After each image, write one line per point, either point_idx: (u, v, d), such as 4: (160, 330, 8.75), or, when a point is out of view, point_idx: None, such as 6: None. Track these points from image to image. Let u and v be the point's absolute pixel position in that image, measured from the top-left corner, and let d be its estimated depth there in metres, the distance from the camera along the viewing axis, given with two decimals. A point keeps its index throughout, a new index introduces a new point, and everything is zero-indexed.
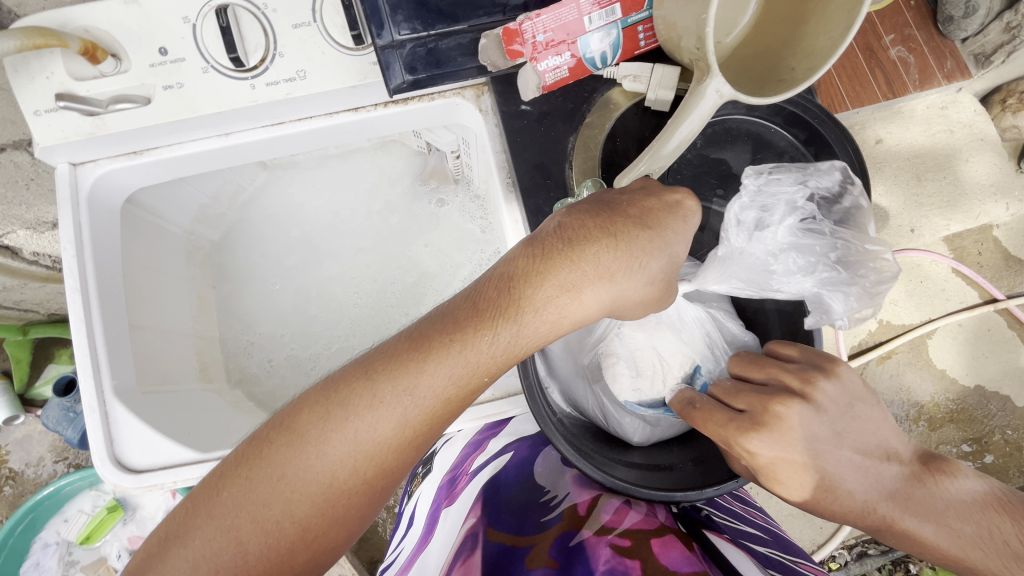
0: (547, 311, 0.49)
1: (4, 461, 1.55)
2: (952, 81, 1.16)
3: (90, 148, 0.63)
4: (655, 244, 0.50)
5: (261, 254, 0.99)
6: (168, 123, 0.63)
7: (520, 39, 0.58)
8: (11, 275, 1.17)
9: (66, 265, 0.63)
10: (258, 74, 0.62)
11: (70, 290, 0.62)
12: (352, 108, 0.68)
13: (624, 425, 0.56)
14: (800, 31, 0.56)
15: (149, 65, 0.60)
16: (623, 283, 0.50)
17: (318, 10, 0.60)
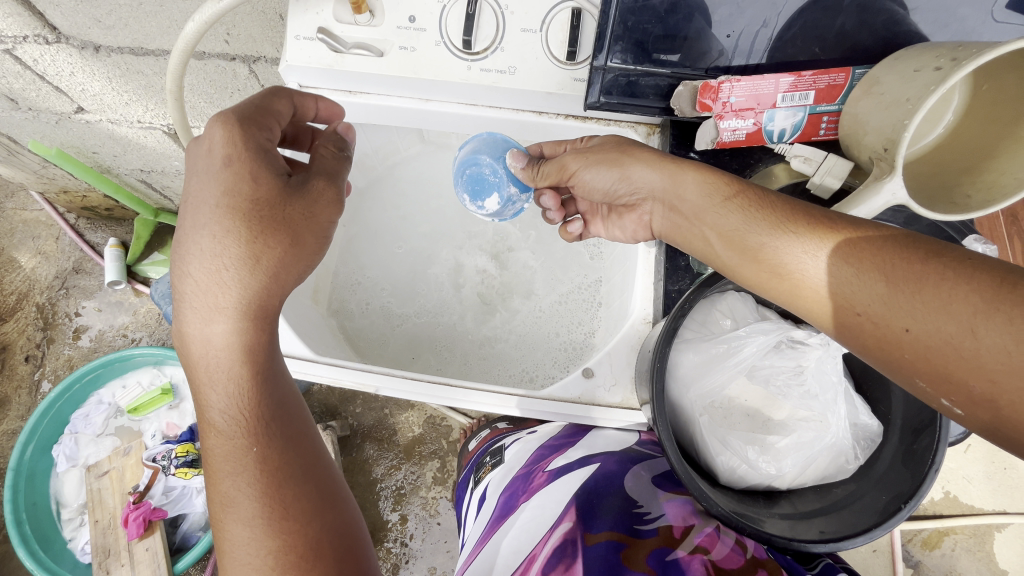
0: (215, 326, 0.50)
1: (81, 315, 1.64)
2: None
3: (321, 77, 0.75)
4: (246, 209, 0.49)
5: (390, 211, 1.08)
6: (391, 76, 0.73)
7: (714, 95, 0.64)
8: (176, 162, 1.33)
9: None
10: (477, 59, 0.71)
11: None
12: (537, 111, 0.76)
13: (718, 461, 0.50)
14: (984, 164, 0.58)
15: (396, 27, 0.71)
16: (255, 239, 0.50)
17: (547, 23, 0.69)
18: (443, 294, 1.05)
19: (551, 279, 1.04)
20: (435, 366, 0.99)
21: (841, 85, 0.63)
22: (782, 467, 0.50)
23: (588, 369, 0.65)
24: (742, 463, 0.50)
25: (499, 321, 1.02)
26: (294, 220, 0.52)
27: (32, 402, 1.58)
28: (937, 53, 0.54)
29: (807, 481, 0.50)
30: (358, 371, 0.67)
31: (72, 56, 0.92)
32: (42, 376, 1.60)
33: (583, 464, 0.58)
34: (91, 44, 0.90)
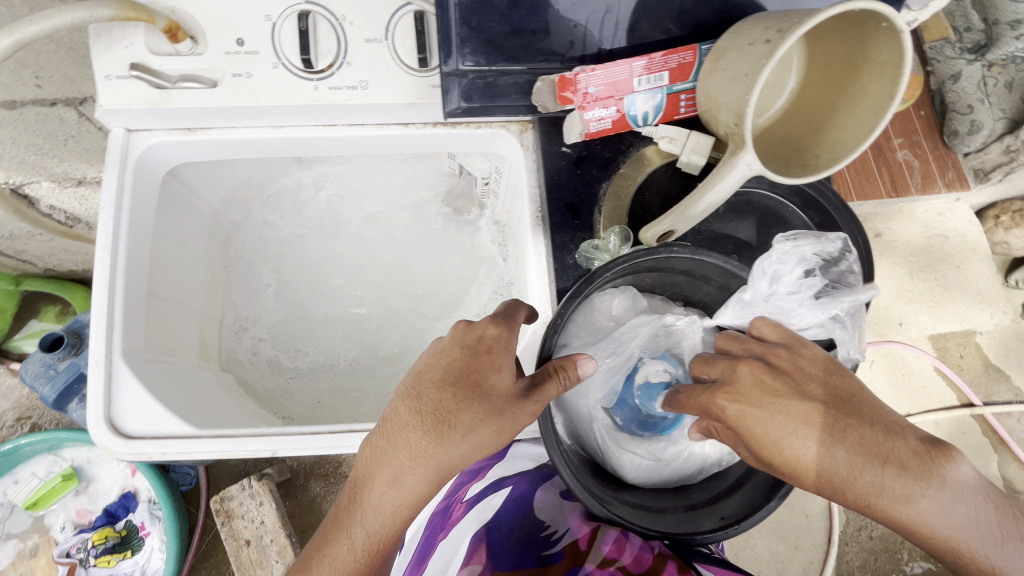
0: (368, 522, 0.47)
1: None
2: (952, 191, 1.21)
3: (148, 117, 0.66)
4: (462, 398, 0.49)
5: (276, 243, 1.00)
6: (230, 108, 0.65)
7: (573, 88, 0.62)
8: (22, 225, 1.17)
9: (102, 223, 0.65)
10: (324, 77, 0.65)
11: (101, 248, 0.64)
12: (403, 123, 0.71)
13: (622, 463, 0.50)
14: (827, 123, 0.61)
15: (224, 53, 0.64)
16: (484, 421, 0.48)
17: (391, 31, 0.65)
18: (349, 323, 1.00)
19: (460, 290, 1.01)
20: (352, 400, 0.94)
21: (691, 63, 0.63)
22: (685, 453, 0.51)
23: None
24: (650, 459, 0.50)
25: (412, 343, 0.99)
26: (504, 412, 0.49)
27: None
28: (764, 26, 0.55)
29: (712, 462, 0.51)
30: (252, 438, 0.63)
31: None
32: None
33: (495, 491, 0.58)
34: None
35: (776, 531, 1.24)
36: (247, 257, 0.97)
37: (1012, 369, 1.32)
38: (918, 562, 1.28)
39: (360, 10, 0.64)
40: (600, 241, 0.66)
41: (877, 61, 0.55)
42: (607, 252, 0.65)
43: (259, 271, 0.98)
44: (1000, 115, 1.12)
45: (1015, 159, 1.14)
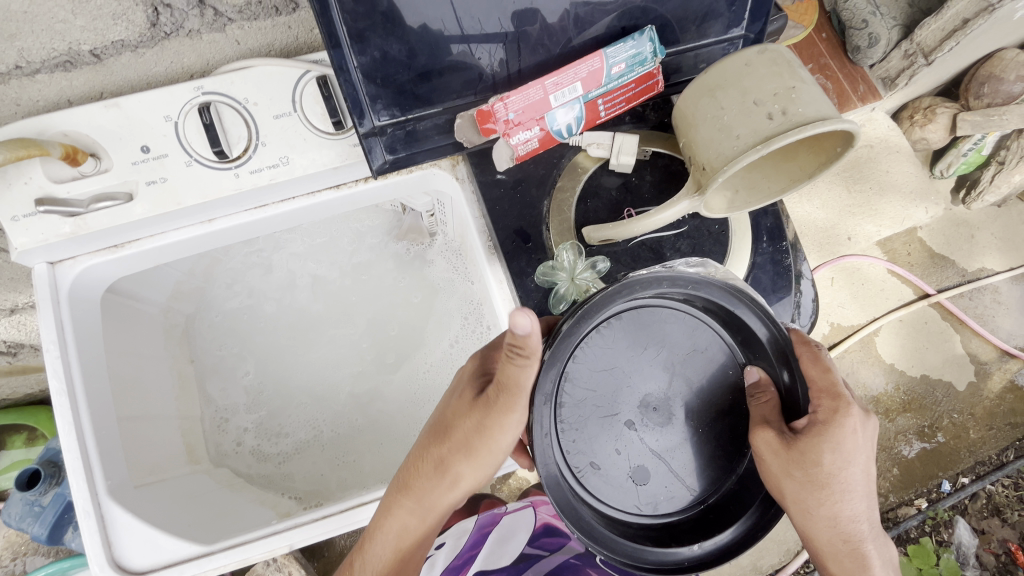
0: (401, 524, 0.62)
1: None
2: (867, 103, 1.21)
3: (69, 246, 0.63)
4: (461, 440, 0.59)
5: (235, 323, 0.97)
6: (152, 216, 0.63)
7: (493, 118, 0.62)
8: None
9: (49, 366, 0.62)
10: (241, 163, 0.63)
11: (57, 394, 0.61)
12: (334, 186, 0.70)
13: (620, 500, 0.56)
14: (761, 173, 0.66)
15: (131, 163, 0.61)
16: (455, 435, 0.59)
17: (298, 100, 0.63)
18: (328, 385, 0.99)
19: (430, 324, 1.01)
20: (351, 465, 0.93)
21: (600, 69, 0.63)
22: (666, 466, 0.56)
23: None
24: (627, 481, 0.56)
25: (394, 388, 0.99)
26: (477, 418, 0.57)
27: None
28: (773, 90, 0.55)
29: (695, 469, 0.57)
30: (269, 538, 0.64)
31: None
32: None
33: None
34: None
35: None
36: (209, 347, 0.94)
37: (954, 254, 1.40)
38: (911, 451, 1.34)
39: (261, 88, 0.63)
40: (555, 260, 0.68)
41: (822, 141, 0.61)
42: (565, 268, 0.67)
43: (229, 360, 0.96)
44: (892, 22, 1.11)
45: (914, 62, 1.10)
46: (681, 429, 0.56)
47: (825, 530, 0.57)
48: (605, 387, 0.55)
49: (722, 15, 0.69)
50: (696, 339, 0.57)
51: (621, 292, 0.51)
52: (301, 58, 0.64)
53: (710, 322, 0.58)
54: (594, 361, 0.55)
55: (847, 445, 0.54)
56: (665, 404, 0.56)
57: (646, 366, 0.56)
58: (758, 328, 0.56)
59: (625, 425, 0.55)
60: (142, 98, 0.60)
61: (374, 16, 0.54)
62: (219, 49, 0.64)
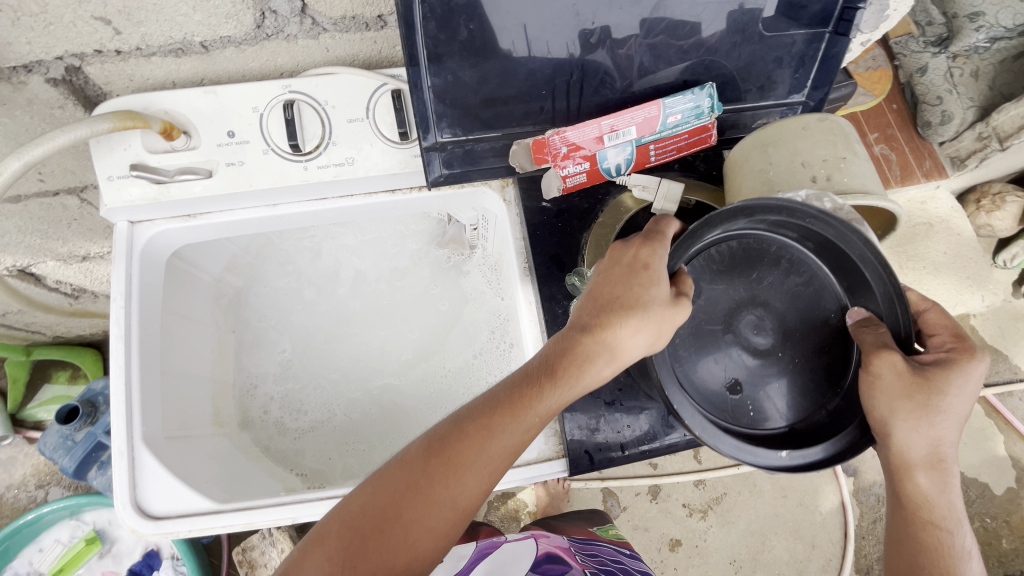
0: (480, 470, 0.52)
1: None
2: (931, 180, 1.17)
3: (149, 210, 0.70)
4: (624, 293, 0.55)
5: (277, 301, 1.03)
6: (225, 193, 0.69)
7: (546, 149, 0.66)
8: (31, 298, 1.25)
9: (114, 314, 0.68)
10: (311, 158, 0.69)
11: (115, 340, 0.68)
12: (390, 190, 0.75)
13: (709, 397, 0.58)
14: None
15: (216, 144, 0.67)
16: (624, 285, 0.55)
17: (371, 109, 0.69)
18: (351, 374, 1.03)
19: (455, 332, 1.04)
20: (360, 454, 0.97)
21: (656, 116, 0.65)
22: (758, 382, 0.58)
23: None
24: (718, 386, 0.58)
25: (412, 387, 1.02)
26: (641, 269, 0.56)
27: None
28: (823, 158, 0.57)
29: (787, 392, 0.58)
30: (274, 507, 0.68)
31: None
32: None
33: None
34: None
35: (790, 532, 1.30)
36: (251, 319, 1.00)
37: (1007, 349, 1.34)
38: None
39: (340, 93, 0.68)
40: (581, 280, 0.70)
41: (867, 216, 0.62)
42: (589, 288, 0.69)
43: (265, 334, 1.01)
44: (970, 103, 1.08)
45: (988, 146, 1.08)
46: (775, 353, 0.58)
47: (926, 464, 0.53)
48: (709, 304, 0.60)
49: (785, 80, 0.71)
50: (802, 275, 0.59)
51: (740, 214, 0.54)
52: (380, 71, 0.69)
53: (821, 262, 0.58)
54: (702, 282, 0.60)
55: (972, 385, 0.52)
56: (766, 325, 0.58)
57: (750, 287, 0.59)
58: (871, 277, 0.54)
59: (723, 340, 0.59)
60: (237, 89, 0.67)
61: (452, 45, 0.59)
62: (310, 54, 0.70)
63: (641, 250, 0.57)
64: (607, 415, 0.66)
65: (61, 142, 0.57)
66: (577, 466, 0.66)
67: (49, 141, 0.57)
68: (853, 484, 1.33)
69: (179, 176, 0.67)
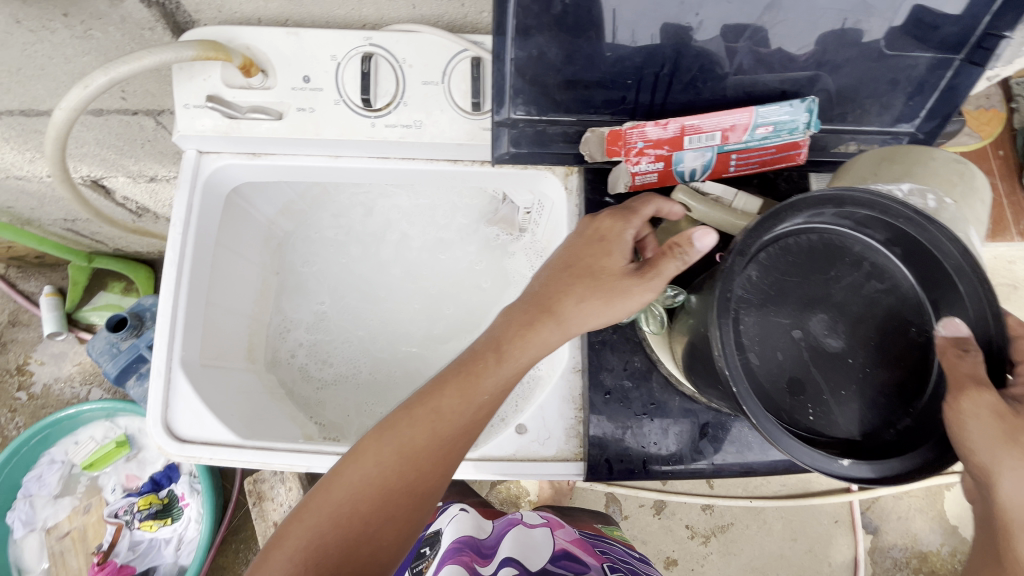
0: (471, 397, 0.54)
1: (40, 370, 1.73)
2: None
3: (218, 142, 0.71)
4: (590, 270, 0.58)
5: (322, 250, 1.04)
6: (291, 137, 0.69)
7: (622, 141, 0.62)
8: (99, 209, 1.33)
9: (170, 239, 0.70)
10: (381, 115, 0.68)
11: (168, 263, 0.70)
12: (451, 160, 0.73)
13: (770, 391, 0.46)
14: None
15: (291, 88, 0.67)
16: (585, 262, 0.58)
17: (448, 74, 0.67)
18: (381, 334, 1.04)
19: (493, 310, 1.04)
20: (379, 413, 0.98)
21: (745, 124, 0.61)
22: (825, 390, 0.46)
23: (543, 433, 0.66)
24: (783, 382, 0.46)
25: (439, 358, 1.02)
26: (601, 239, 0.59)
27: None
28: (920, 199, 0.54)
29: (855, 407, 0.46)
30: (290, 452, 0.69)
31: None
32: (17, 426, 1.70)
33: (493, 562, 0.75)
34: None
35: None
36: (296, 265, 1.02)
37: None
38: None
39: (420, 53, 0.66)
40: None
41: None
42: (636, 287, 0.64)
43: (307, 281, 1.03)
44: None
45: None
46: (848, 356, 0.47)
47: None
48: (777, 291, 0.48)
49: (894, 107, 0.65)
50: (884, 282, 0.48)
51: (829, 204, 0.45)
52: (462, 35, 0.67)
53: (910, 272, 0.48)
54: (774, 270, 0.48)
55: None
56: (838, 328, 0.47)
57: (827, 279, 0.48)
58: (963, 291, 0.45)
59: (790, 337, 0.47)
60: (321, 35, 0.66)
61: (544, 18, 0.56)
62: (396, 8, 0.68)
63: (599, 227, 0.60)
64: (635, 424, 0.63)
65: (147, 63, 0.58)
66: (596, 472, 0.63)
67: (136, 60, 0.58)
68: (870, 542, 1.27)
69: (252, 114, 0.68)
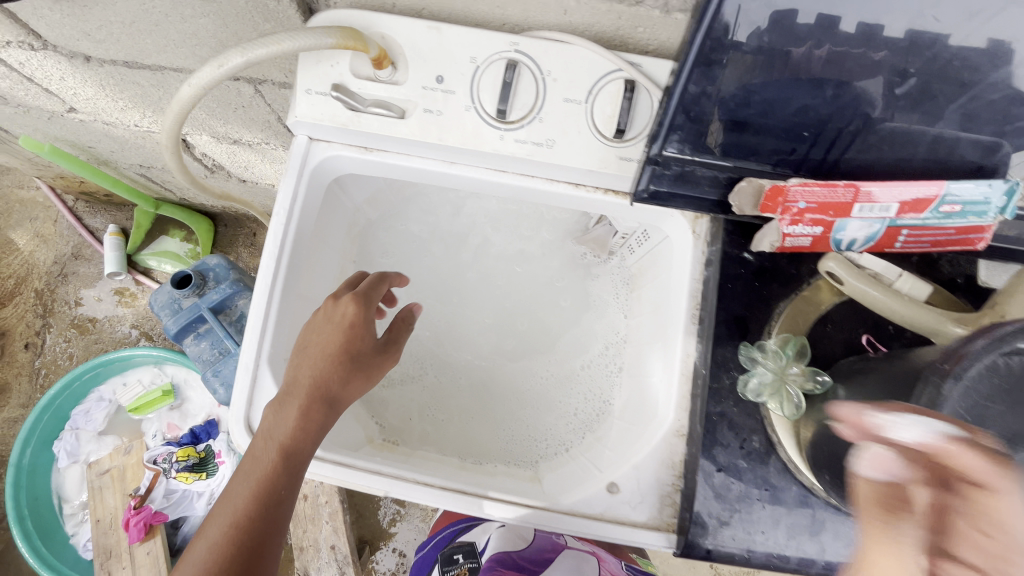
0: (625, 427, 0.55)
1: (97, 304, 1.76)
2: None
3: (332, 132, 0.66)
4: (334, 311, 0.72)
5: (404, 244, 1.00)
6: (410, 138, 0.64)
7: (782, 199, 0.55)
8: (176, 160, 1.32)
9: (272, 229, 0.67)
10: (512, 128, 0.62)
11: (267, 255, 0.66)
12: (573, 183, 0.67)
13: None
14: None
15: (421, 87, 0.62)
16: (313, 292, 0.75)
17: (594, 93, 0.60)
18: (450, 339, 1.00)
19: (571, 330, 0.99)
20: (440, 421, 0.94)
21: (928, 200, 0.52)
22: None
23: (638, 497, 0.62)
24: None
25: (507, 374, 0.98)
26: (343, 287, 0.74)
27: (51, 368, 1.74)
28: None
29: None
30: (370, 474, 0.63)
31: (63, 63, 0.92)
32: (69, 357, 1.74)
33: None
34: (81, 55, 0.89)
35: None
36: (375, 257, 0.98)
37: None
38: None
39: (567, 67, 0.60)
40: (761, 355, 0.59)
41: None
42: (768, 367, 0.58)
43: (383, 274, 0.99)
44: None
45: None
46: None
47: None
48: (979, 425, 0.40)
49: None
50: None
51: None
52: (618, 53, 0.60)
53: None
54: (978, 393, 0.41)
55: None
56: None
57: None
58: None
59: None
60: (463, 33, 0.60)
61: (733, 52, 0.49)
62: (546, 12, 0.62)
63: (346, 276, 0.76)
64: (746, 508, 0.58)
65: (285, 49, 0.53)
66: (692, 552, 0.58)
67: (274, 43, 0.53)
68: None
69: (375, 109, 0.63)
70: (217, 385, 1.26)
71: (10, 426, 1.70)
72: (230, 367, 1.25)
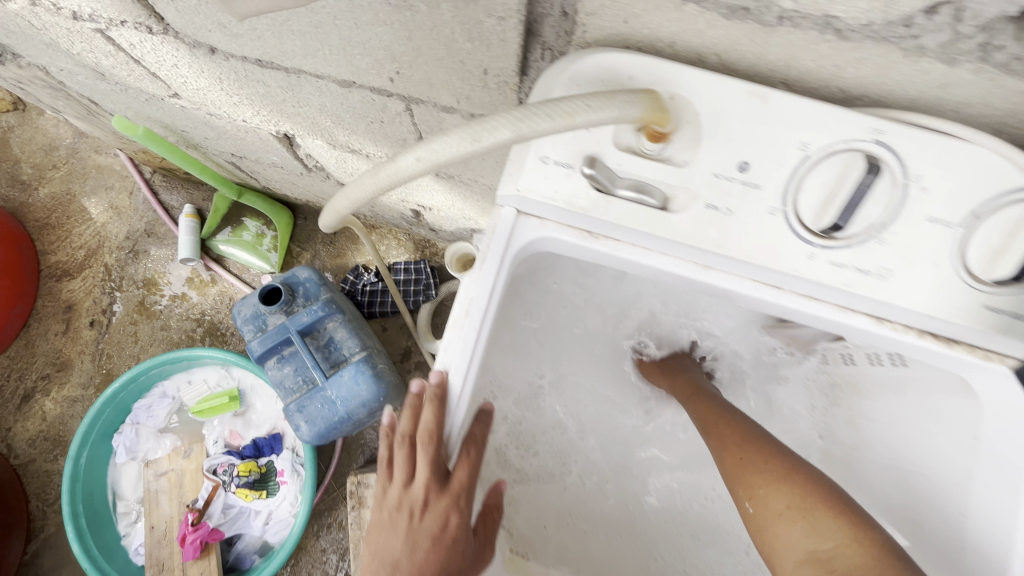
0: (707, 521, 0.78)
1: (166, 289, 1.66)
2: None
3: (560, 214, 0.56)
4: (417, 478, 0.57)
5: (567, 311, 0.88)
6: (691, 236, 0.54)
7: None
8: (275, 157, 1.17)
9: (457, 322, 0.57)
10: (832, 244, 0.53)
11: (450, 358, 0.57)
12: (878, 318, 0.56)
13: None
14: None
15: (721, 177, 0.53)
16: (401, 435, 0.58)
17: (974, 215, 0.51)
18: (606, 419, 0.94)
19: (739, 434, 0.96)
20: (579, 530, 0.86)
21: None
22: None
23: None
24: None
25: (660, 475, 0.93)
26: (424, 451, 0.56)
27: (113, 350, 1.64)
28: None
29: None
30: None
31: (181, 50, 0.76)
32: (131, 341, 1.64)
33: None
34: (206, 45, 0.73)
35: None
36: (525, 323, 0.83)
37: None
38: None
39: (940, 170, 0.51)
40: None
41: None
42: None
43: (527, 344, 0.88)
44: None
45: None
46: None
47: None
48: None
49: None
50: None
51: None
52: None
53: None
54: None
55: None
56: None
57: None
58: None
59: None
60: (791, 101, 0.52)
61: None
62: (914, 80, 0.52)
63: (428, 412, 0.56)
64: None
65: (577, 123, 0.45)
66: None
67: (564, 113, 0.45)
68: None
69: (631, 195, 0.54)
70: (299, 422, 1.11)
71: (68, 406, 1.63)
72: (315, 403, 1.11)
